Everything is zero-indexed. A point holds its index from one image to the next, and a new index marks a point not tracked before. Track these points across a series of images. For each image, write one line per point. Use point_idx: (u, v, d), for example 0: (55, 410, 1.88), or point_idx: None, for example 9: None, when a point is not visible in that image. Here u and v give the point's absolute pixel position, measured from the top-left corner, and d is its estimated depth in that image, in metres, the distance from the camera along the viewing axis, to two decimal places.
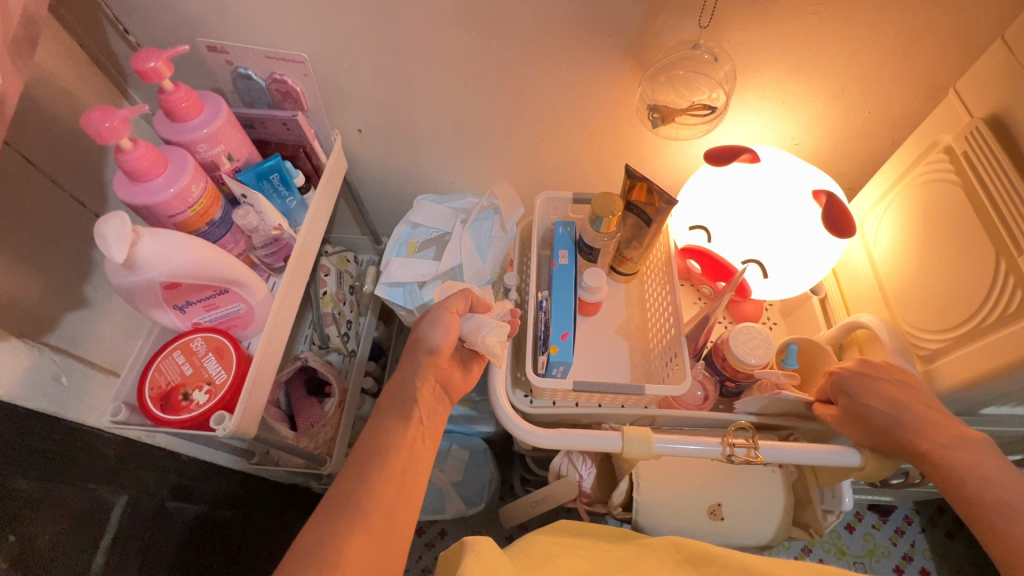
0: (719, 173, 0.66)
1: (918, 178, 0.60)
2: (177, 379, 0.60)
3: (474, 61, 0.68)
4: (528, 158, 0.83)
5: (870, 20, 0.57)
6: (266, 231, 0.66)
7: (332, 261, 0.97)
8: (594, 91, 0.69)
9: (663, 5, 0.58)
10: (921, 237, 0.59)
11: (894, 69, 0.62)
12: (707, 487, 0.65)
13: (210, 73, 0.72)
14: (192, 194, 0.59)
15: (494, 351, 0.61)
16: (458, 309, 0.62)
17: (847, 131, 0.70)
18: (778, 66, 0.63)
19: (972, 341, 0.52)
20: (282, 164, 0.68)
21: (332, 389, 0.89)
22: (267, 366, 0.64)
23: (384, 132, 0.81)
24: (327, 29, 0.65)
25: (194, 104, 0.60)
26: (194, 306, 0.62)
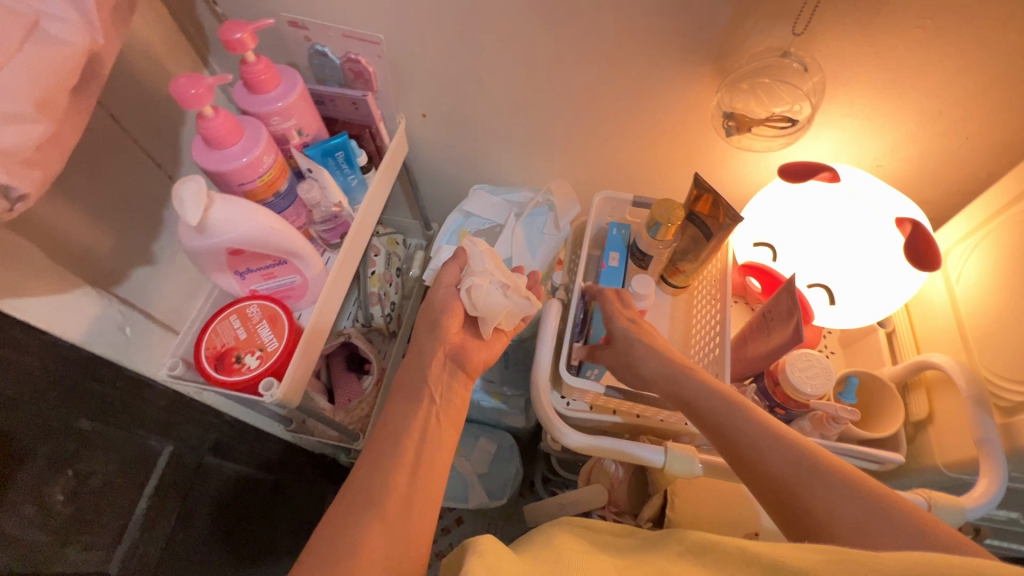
0: (791, 189, 0.62)
1: (1019, 215, 0.55)
2: (231, 342, 0.62)
3: (546, 52, 0.66)
4: (589, 158, 0.81)
5: (982, 39, 0.53)
6: (326, 207, 0.67)
7: (382, 242, 0.98)
8: (668, 93, 0.67)
9: (754, 9, 0.55)
10: (1016, 280, 0.54)
11: (1001, 94, 0.57)
12: (743, 513, 0.62)
13: (287, 48, 0.74)
14: (263, 164, 0.60)
15: (498, 274, 0.64)
16: (452, 279, 0.67)
17: (938, 157, 0.65)
18: (872, 80, 0.59)
19: None
20: (349, 143, 0.69)
21: (371, 367, 0.91)
22: (316, 339, 0.65)
23: (447, 118, 0.81)
24: (404, 13, 0.65)
25: (272, 78, 0.62)
26: (254, 273, 0.64)
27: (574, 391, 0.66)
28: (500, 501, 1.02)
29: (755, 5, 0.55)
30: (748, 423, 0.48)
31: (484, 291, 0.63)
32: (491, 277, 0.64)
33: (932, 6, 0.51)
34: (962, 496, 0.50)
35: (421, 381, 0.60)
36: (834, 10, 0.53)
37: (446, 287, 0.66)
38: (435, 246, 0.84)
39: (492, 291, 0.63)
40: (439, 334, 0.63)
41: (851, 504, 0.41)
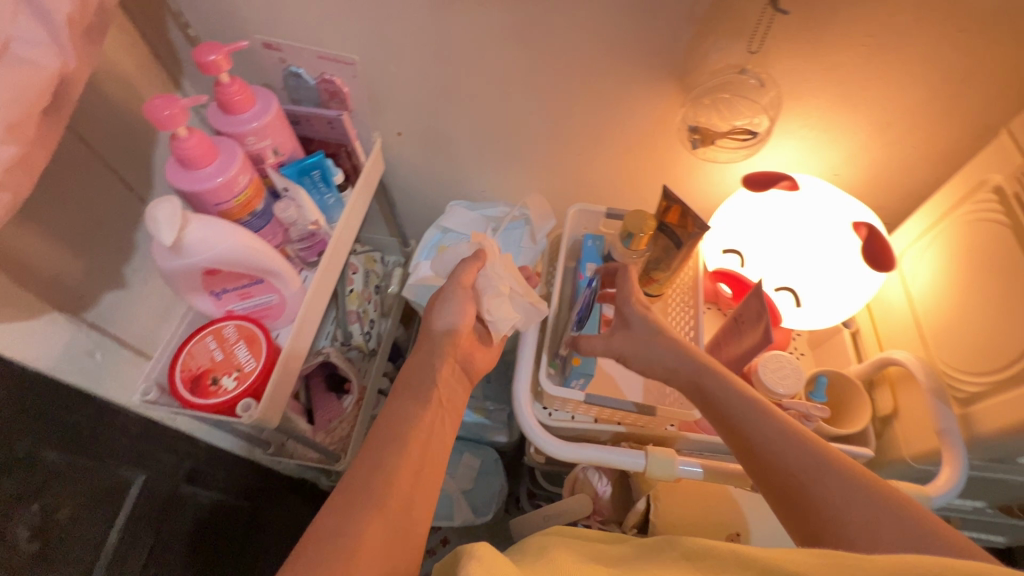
0: (756, 198, 0.65)
1: (966, 217, 0.58)
2: (207, 364, 0.61)
3: (519, 71, 0.68)
4: (562, 172, 0.83)
5: (920, 55, 0.57)
6: (303, 226, 0.67)
7: (360, 260, 0.99)
8: (637, 108, 0.70)
9: (712, 29, 0.58)
10: (968, 277, 0.57)
11: (940, 105, 0.62)
12: (725, 514, 0.63)
13: (261, 70, 0.75)
14: (239, 184, 0.60)
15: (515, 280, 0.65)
16: (468, 281, 0.62)
17: (889, 164, 0.70)
18: (824, 93, 0.63)
19: (1011, 386, 0.50)
20: (325, 162, 0.70)
21: (351, 386, 0.90)
22: (294, 358, 0.65)
23: (423, 136, 0.82)
24: (379, 34, 0.67)
25: (247, 98, 0.62)
26: (230, 293, 0.63)
27: (556, 400, 0.66)
28: (485, 518, 1.01)
29: (713, 26, 0.58)
30: (761, 417, 0.50)
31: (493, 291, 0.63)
32: (507, 282, 0.65)
33: (874, 26, 0.55)
34: (929, 484, 0.52)
35: None
36: (786, 29, 0.57)
37: (460, 287, 0.62)
38: (414, 262, 0.85)
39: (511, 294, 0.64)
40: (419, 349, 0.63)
41: (850, 491, 0.43)
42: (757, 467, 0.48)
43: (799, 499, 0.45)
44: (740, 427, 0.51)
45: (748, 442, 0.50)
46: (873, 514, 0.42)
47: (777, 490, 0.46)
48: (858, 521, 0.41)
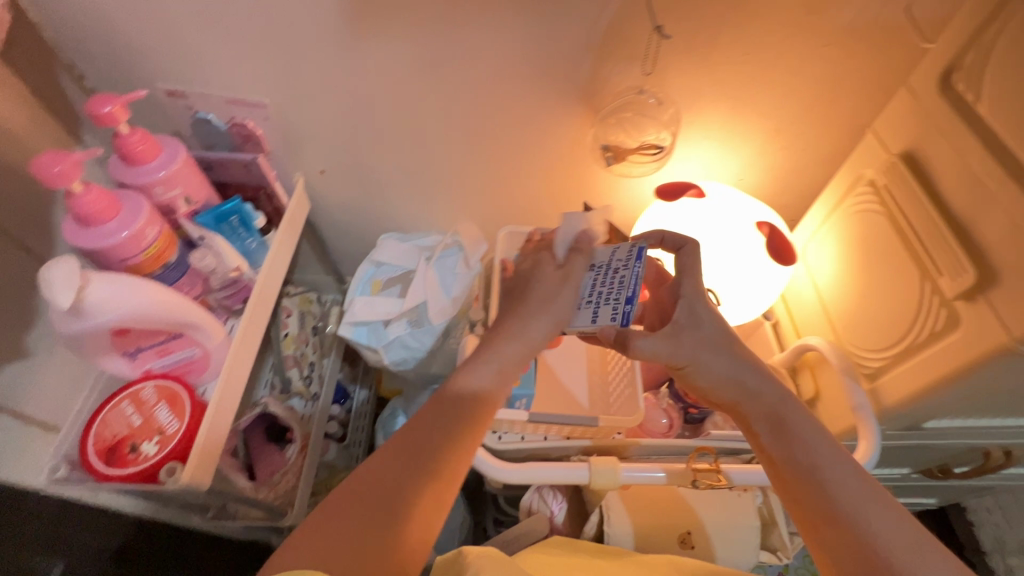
0: (670, 207, 0.69)
1: (851, 208, 0.63)
2: (124, 431, 0.57)
3: (436, 102, 0.70)
4: (490, 197, 0.85)
5: (794, 68, 0.63)
6: (223, 273, 0.65)
7: (294, 302, 0.95)
8: (552, 131, 0.73)
9: (611, 54, 0.62)
10: (859, 262, 0.62)
11: (817, 112, 0.68)
12: (676, 514, 0.64)
13: (168, 117, 0.72)
14: (147, 237, 0.57)
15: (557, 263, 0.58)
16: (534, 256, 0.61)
17: (784, 167, 0.76)
18: (718, 107, 0.68)
19: (906, 358, 0.54)
20: (243, 206, 0.68)
21: (293, 435, 0.86)
22: (223, 413, 0.61)
23: (347, 173, 0.82)
24: (290, 76, 0.67)
25: (151, 148, 0.60)
26: (146, 352, 0.59)
27: (504, 423, 0.66)
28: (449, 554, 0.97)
29: (611, 51, 0.62)
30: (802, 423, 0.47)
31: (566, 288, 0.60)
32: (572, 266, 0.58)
33: (752, 45, 0.61)
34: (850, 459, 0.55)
35: None
36: (676, 51, 0.62)
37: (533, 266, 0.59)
38: (348, 298, 0.83)
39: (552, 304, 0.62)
40: None
41: (885, 508, 0.42)
42: (786, 481, 0.46)
43: (826, 512, 0.42)
44: (776, 435, 0.48)
45: (790, 453, 0.46)
46: (901, 531, 0.40)
47: (804, 505, 0.44)
48: (887, 539, 0.40)
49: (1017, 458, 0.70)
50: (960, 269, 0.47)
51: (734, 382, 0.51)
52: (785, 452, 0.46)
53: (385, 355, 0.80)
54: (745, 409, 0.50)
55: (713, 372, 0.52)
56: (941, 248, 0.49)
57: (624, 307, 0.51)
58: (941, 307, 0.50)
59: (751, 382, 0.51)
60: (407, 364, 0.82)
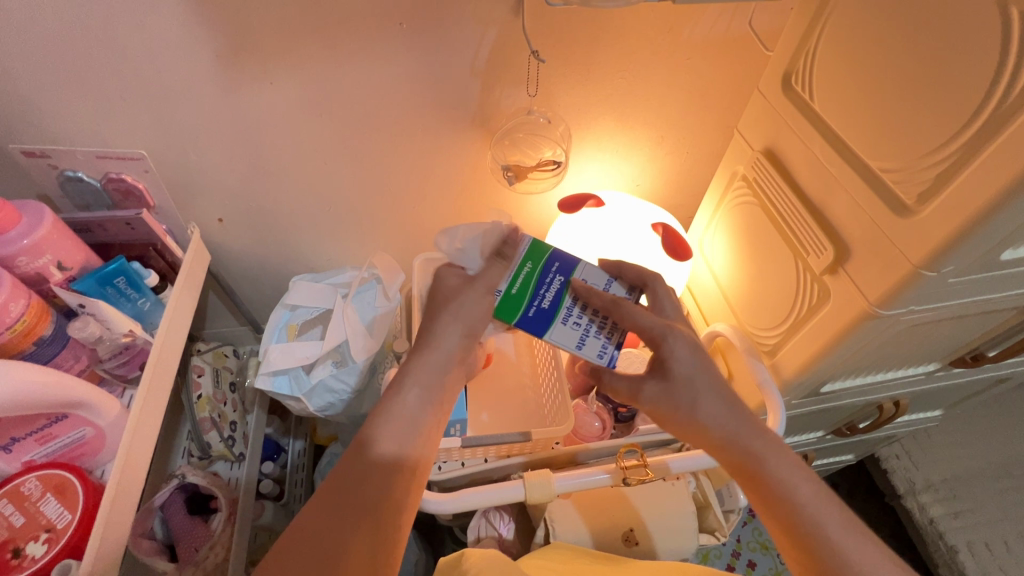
0: (574, 218, 0.72)
1: (732, 202, 0.69)
2: (2, 535, 0.50)
3: (332, 139, 0.69)
4: (402, 225, 0.85)
5: (666, 81, 0.69)
6: (113, 340, 0.60)
7: (206, 359, 0.89)
8: (454, 155, 0.74)
9: (496, 79, 0.65)
10: (745, 249, 0.67)
11: (693, 117, 0.74)
12: (617, 513, 0.65)
13: (32, 180, 0.66)
14: (11, 312, 0.52)
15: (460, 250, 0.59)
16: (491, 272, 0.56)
17: (675, 170, 0.82)
18: (604, 122, 0.72)
19: (795, 333, 0.60)
20: (128, 266, 0.63)
21: (218, 504, 0.80)
22: (125, 497, 0.56)
23: (247, 218, 0.79)
24: (167, 125, 0.64)
25: (8, 214, 0.55)
26: (23, 441, 0.53)
27: (440, 453, 0.66)
28: None
29: (496, 76, 0.65)
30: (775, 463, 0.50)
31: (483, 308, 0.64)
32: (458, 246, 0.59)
33: (624, 63, 0.66)
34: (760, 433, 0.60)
35: None
36: (556, 72, 0.65)
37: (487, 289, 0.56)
38: (263, 348, 0.79)
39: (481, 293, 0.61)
40: None
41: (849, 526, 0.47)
42: (772, 519, 0.49)
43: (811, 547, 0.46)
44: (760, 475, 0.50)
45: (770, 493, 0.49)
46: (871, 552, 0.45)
47: (789, 540, 0.47)
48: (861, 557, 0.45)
49: (905, 406, 0.79)
50: (822, 247, 0.53)
51: (720, 422, 0.52)
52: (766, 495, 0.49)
53: (309, 402, 0.78)
54: (731, 453, 0.51)
55: (698, 412, 0.53)
56: (806, 232, 0.55)
57: (612, 350, 0.55)
58: (814, 282, 0.55)
59: (733, 422, 0.52)
60: (333, 407, 0.80)
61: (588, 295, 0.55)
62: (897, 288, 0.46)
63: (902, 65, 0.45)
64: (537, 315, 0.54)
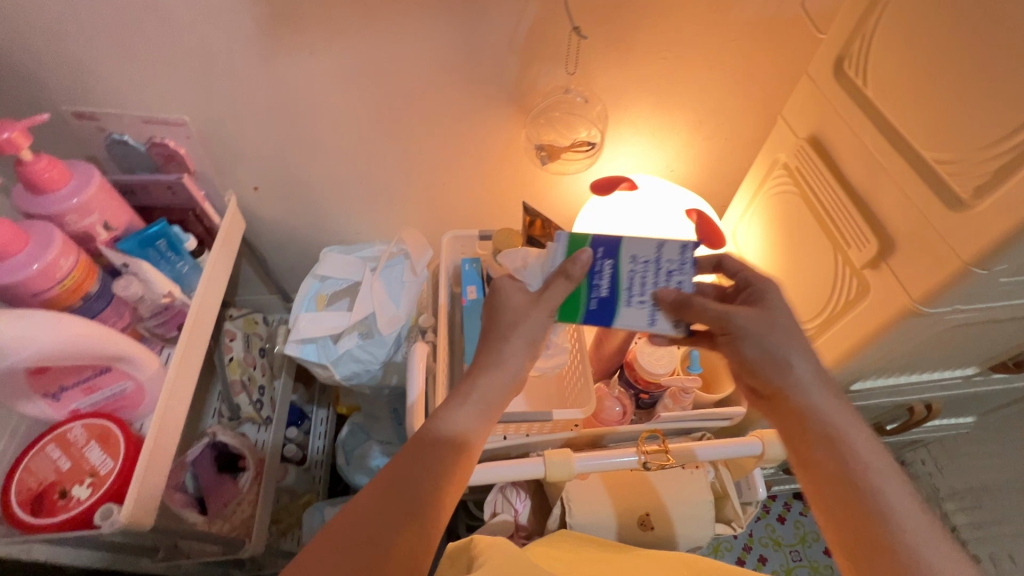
0: (606, 201, 0.71)
1: (769, 192, 0.67)
2: (51, 477, 0.53)
3: (368, 112, 0.70)
4: (432, 202, 0.85)
5: (709, 63, 0.67)
6: (154, 300, 0.62)
7: (238, 325, 0.92)
8: (488, 133, 0.74)
9: (535, 56, 0.64)
10: (780, 241, 0.66)
11: (735, 102, 0.72)
12: (635, 497, 0.66)
13: (81, 141, 0.68)
14: (61, 268, 0.54)
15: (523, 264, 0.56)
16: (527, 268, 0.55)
17: (712, 157, 0.80)
18: (643, 104, 0.71)
19: (828, 327, 0.58)
20: (170, 229, 0.65)
21: (246, 463, 0.83)
22: (163, 449, 0.58)
23: (282, 187, 0.80)
24: (211, 91, 0.65)
25: (60, 173, 0.57)
26: (70, 391, 0.56)
27: None
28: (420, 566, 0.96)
29: (535, 52, 0.64)
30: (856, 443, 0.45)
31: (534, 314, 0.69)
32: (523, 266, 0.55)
33: (667, 43, 0.64)
34: None
35: None
36: (596, 51, 0.64)
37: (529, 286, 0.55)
38: (293, 316, 0.80)
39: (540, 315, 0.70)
40: None
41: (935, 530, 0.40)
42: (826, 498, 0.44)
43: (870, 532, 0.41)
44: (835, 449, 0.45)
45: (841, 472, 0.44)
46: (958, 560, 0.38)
47: (848, 519, 0.42)
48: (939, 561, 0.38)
49: (937, 410, 0.77)
50: (864, 240, 0.51)
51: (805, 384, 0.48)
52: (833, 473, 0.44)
53: (336, 371, 0.80)
54: (809, 421, 0.46)
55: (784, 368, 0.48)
56: (848, 224, 0.53)
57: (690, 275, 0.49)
58: (853, 276, 0.54)
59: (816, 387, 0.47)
60: (358, 377, 0.82)
61: (638, 268, 0.49)
62: (943, 285, 0.44)
63: (963, 53, 0.43)
64: (598, 306, 0.50)
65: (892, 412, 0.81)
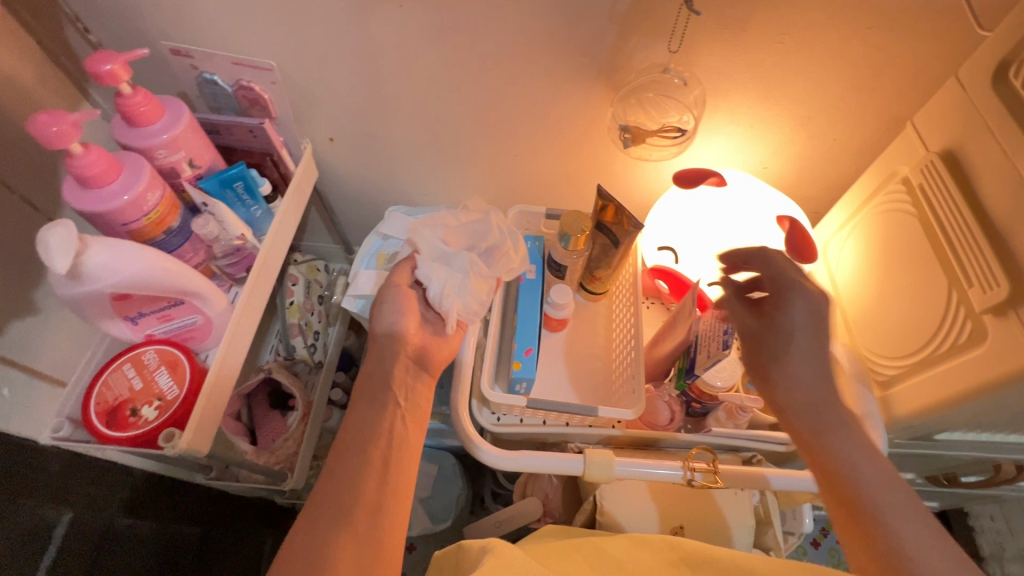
0: (688, 196, 0.66)
1: (878, 207, 0.60)
2: (125, 394, 0.58)
3: (451, 74, 0.67)
4: (502, 172, 0.83)
5: (833, 52, 0.59)
6: (227, 241, 0.64)
7: (301, 270, 0.95)
8: (570, 107, 0.70)
9: (635, 29, 0.59)
10: (880, 264, 0.58)
11: (856, 99, 0.64)
12: (671, 508, 0.63)
13: (175, 77, 0.70)
14: (148, 202, 0.56)
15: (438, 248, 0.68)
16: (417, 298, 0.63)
17: (815, 158, 0.72)
18: (747, 91, 0.64)
19: (924, 370, 0.52)
20: (247, 172, 0.66)
21: (295, 403, 0.87)
22: (223, 384, 0.61)
23: (357, 141, 0.80)
24: (299, 38, 0.64)
25: (153, 109, 0.58)
26: (147, 317, 0.59)
27: (502, 406, 0.66)
28: (444, 524, 0.99)
29: (636, 25, 0.58)
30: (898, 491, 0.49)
31: (434, 277, 0.64)
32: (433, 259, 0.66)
33: (788, 25, 0.57)
34: None
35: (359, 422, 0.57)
36: (705, 28, 0.58)
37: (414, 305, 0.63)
38: (354, 271, 0.82)
39: (434, 282, 0.64)
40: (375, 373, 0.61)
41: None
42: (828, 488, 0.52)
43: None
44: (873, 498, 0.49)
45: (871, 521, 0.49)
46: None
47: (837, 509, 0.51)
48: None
49: None
50: (993, 282, 0.44)
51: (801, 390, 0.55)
52: (867, 512, 0.49)
53: None
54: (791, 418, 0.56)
55: (795, 388, 0.56)
56: (976, 262, 0.46)
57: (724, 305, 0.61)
58: (969, 321, 0.47)
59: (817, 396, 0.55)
60: None
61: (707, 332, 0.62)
62: None
63: None
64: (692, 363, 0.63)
65: (973, 466, 0.73)
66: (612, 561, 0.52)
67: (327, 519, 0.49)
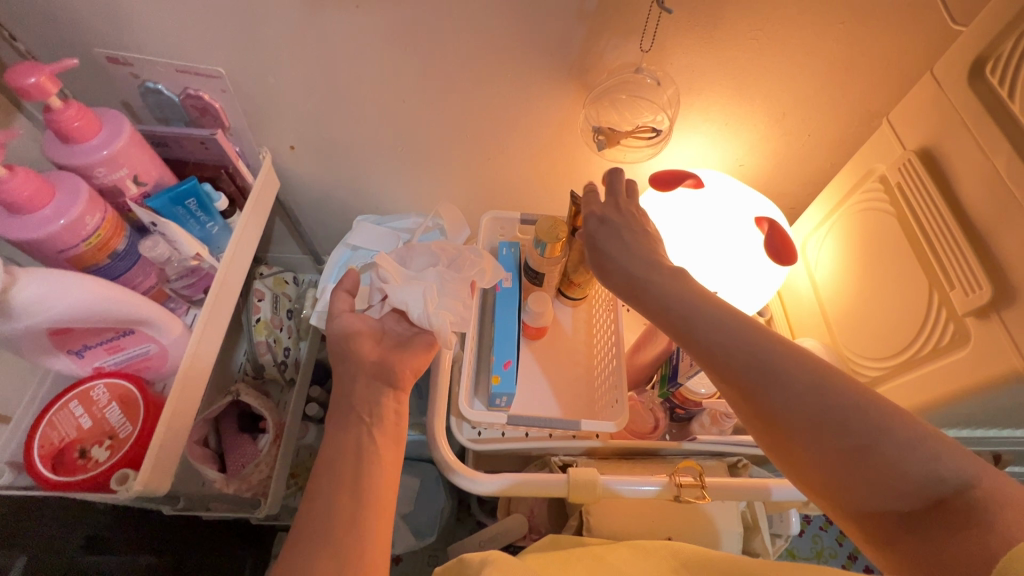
0: (664, 198, 0.64)
1: (857, 205, 0.59)
2: (72, 434, 0.53)
3: (414, 75, 0.64)
4: (473, 177, 0.80)
5: (807, 47, 0.57)
6: (181, 262, 0.60)
7: (267, 284, 0.91)
8: (541, 107, 0.67)
9: (605, 26, 0.56)
10: (860, 263, 0.57)
11: (830, 95, 0.63)
12: (658, 520, 0.61)
13: (115, 87, 0.65)
14: (87, 225, 0.52)
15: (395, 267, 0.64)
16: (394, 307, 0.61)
17: (791, 154, 0.71)
18: (721, 88, 0.62)
19: (907, 372, 0.51)
20: (200, 187, 0.62)
21: (267, 424, 0.83)
22: (182, 416, 0.57)
23: (318, 148, 0.76)
24: (249, 42, 0.60)
25: (89, 123, 0.54)
26: (94, 350, 0.55)
27: (482, 423, 0.64)
28: (428, 540, 0.96)
29: (605, 21, 0.56)
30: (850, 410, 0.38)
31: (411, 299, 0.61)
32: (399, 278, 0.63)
33: (761, 20, 0.55)
34: None
35: (329, 450, 0.53)
36: (677, 24, 0.56)
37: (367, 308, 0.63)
38: (322, 286, 0.78)
39: (412, 303, 0.61)
40: (342, 395, 0.58)
41: None
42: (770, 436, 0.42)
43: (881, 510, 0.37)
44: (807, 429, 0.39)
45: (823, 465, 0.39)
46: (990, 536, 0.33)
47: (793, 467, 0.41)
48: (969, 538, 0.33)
49: (1008, 463, 0.69)
50: (975, 285, 0.43)
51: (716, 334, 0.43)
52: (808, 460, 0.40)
53: None
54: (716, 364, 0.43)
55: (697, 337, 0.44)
56: (955, 262, 0.45)
57: None
58: (950, 322, 0.46)
59: (732, 339, 0.43)
60: None
61: None
62: None
63: None
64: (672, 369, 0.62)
65: None
66: (617, 567, 0.50)
67: (297, 560, 0.46)
